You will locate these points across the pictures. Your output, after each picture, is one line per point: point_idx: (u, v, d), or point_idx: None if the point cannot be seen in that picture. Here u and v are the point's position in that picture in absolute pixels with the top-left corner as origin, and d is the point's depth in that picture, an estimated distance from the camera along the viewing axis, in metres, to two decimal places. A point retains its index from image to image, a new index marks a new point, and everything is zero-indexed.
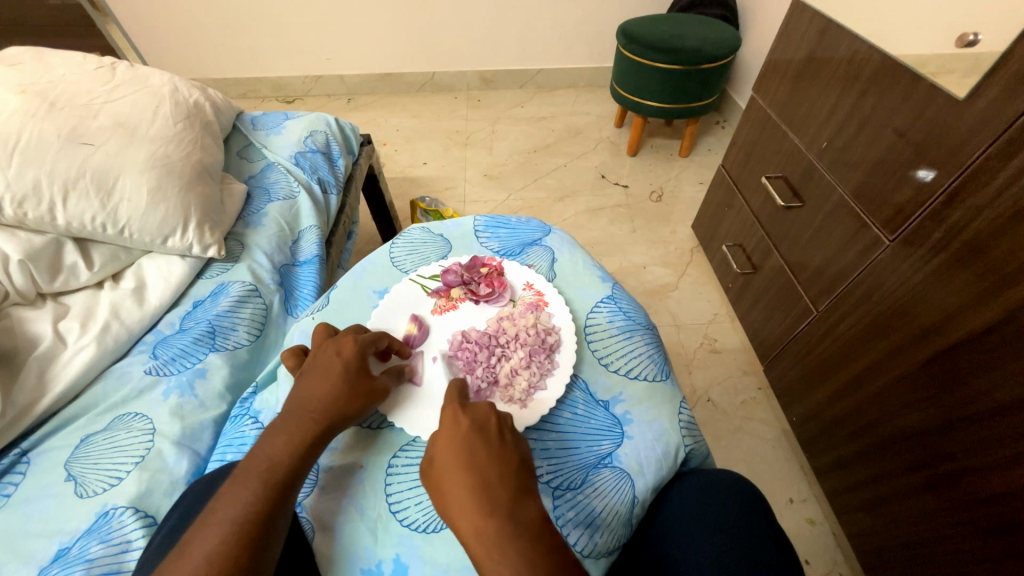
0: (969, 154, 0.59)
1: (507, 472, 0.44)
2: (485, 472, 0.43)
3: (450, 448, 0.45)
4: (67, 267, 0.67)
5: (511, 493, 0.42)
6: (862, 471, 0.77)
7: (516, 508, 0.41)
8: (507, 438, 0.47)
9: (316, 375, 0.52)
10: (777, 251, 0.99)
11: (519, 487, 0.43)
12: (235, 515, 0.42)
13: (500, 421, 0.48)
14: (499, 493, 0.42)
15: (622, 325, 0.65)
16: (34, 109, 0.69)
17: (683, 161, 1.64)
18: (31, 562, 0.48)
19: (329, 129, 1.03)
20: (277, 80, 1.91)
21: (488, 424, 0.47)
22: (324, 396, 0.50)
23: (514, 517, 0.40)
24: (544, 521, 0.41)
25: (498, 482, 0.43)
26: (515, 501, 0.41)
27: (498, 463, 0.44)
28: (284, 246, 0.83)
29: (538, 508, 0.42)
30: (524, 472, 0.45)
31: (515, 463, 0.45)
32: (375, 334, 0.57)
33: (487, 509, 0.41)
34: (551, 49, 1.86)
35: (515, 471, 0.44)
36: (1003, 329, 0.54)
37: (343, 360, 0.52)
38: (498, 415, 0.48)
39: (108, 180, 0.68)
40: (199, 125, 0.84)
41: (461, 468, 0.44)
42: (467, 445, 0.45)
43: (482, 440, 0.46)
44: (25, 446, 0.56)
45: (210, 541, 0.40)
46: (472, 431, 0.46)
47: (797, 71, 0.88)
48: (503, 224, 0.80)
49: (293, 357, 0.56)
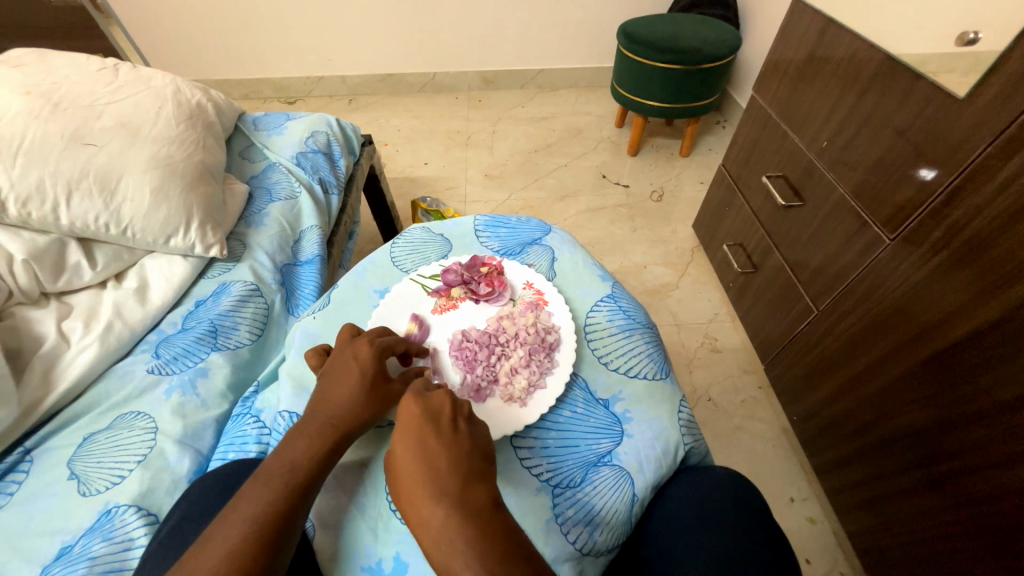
0: (969, 152, 0.59)
1: (457, 460, 0.44)
2: (434, 461, 0.44)
3: (401, 437, 0.46)
4: (70, 267, 0.67)
5: (460, 482, 0.43)
6: (863, 470, 0.77)
7: (465, 497, 0.42)
8: (460, 426, 0.47)
9: (334, 381, 0.52)
10: (777, 250, 0.99)
11: (469, 473, 0.44)
12: (256, 514, 0.42)
13: (453, 408, 0.48)
14: (447, 482, 0.43)
15: (622, 324, 0.65)
16: (38, 110, 0.69)
17: (684, 160, 1.64)
18: (34, 560, 0.49)
19: (331, 130, 1.04)
20: (279, 81, 1.92)
21: (441, 412, 0.47)
22: (347, 402, 0.50)
23: (460, 506, 0.41)
24: (492, 507, 0.42)
25: (447, 470, 0.43)
26: (464, 490, 0.42)
27: (447, 451, 0.44)
28: (285, 246, 0.84)
29: (487, 494, 0.43)
30: (474, 457, 0.45)
31: (467, 449, 0.45)
32: (392, 339, 0.56)
33: (434, 498, 0.42)
34: (552, 50, 1.86)
35: (467, 459, 0.44)
36: (1004, 327, 0.54)
37: (360, 367, 0.52)
38: (453, 402, 0.48)
39: (111, 181, 0.68)
40: (201, 126, 0.84)
41: (411, 457, 0.44)
42: (416, 434, 0.45)
43: (433, 428, 0.46)
44: (28, 445, 0.56)
45: (230, 537, 0.40)
46: (422, 418, 0.46)
47: (797, 71, 0.88)
48: (503, 223, 0.80)
49: (315, 356, 0.56)
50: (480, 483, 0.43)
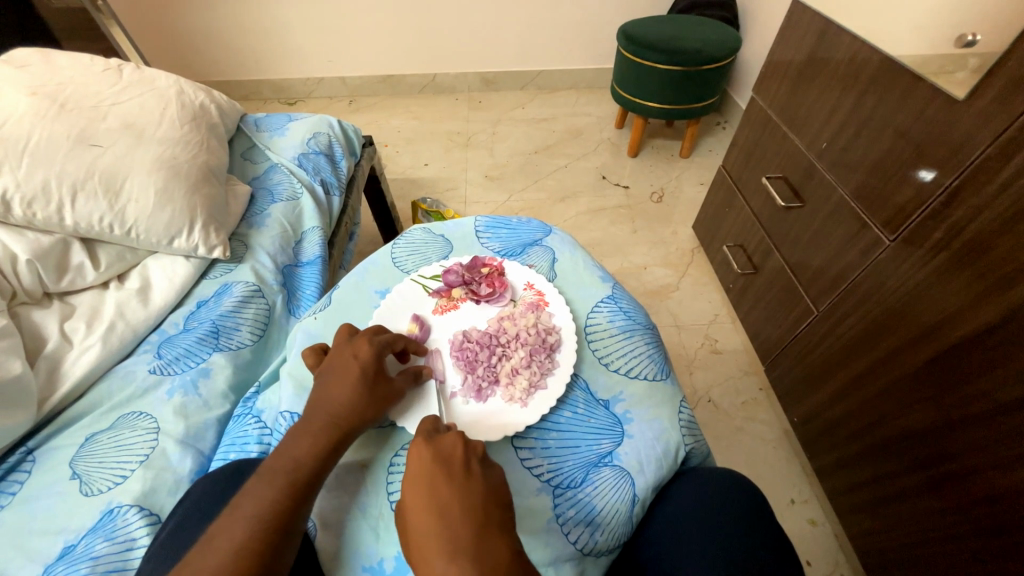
0: (968, 154, 0.59)
1: (472, 510, 0.43)
2: (446, 511, 0.43)
3: (413, 487, 0.45)
4: (74, 267, 0.67)
5: (474, 535, 0.41)
6: (864, 471, 0.77)
7: (482, 554, 0.40)
8: (473, 469, 0.46)
9: (334, 379, 0.52)
10: (777, 252, 0.99)
11: (486, 524, 0.42)
12: (261, 514, 0.42)
13: (466, 451, 0.47)
14: (462, 536, 0.41)
15: (622, 325, 0.66)
16: (44, 110, 0.70)
17: (683, 162, 1.64)
18: (36, 560, 0.49)
19: (332, 131, 1.04)
20: (279, 82, 1.92)
21: (453, 456, 0.47)
22: (347, 401, 0.50)
23: (475, 561, 0.40)
24: (511, 561, 0.41)
25: (462, 523, 0.42)
26: (479, 544, 0.41)
27: (460, 499, 0.44)
28: (286, 247, 0.84)
29: (506, 549, 0.41)
30: (491, 506, 0.44)
31: (483, 496, 0.44)
32: (391, 337, 0.57)
33: (447, 554, 0.41)
34: (552, 51, 1.87)
35: (482, 509, 0.43)
36: (1003, 329, 0.54)
37: (360, 364, 0.52)
38: (465, 444, 0.48)
39: (116, 181, 0.68)
40: (205, 127, 0.85)
41: (424, 509, 0.44)
42: (429, 484, 0.45)
43: (446, 475, 0.45)
44: (31, 445, 0.56)
45: (235, 536, 0.41)
46: (434, 464, 0.46)
47: (796, 73, 0.89)
48: (504, 224, 0.80)
49: (312, 354, 0.55)
50: (498, 536, 0.42)
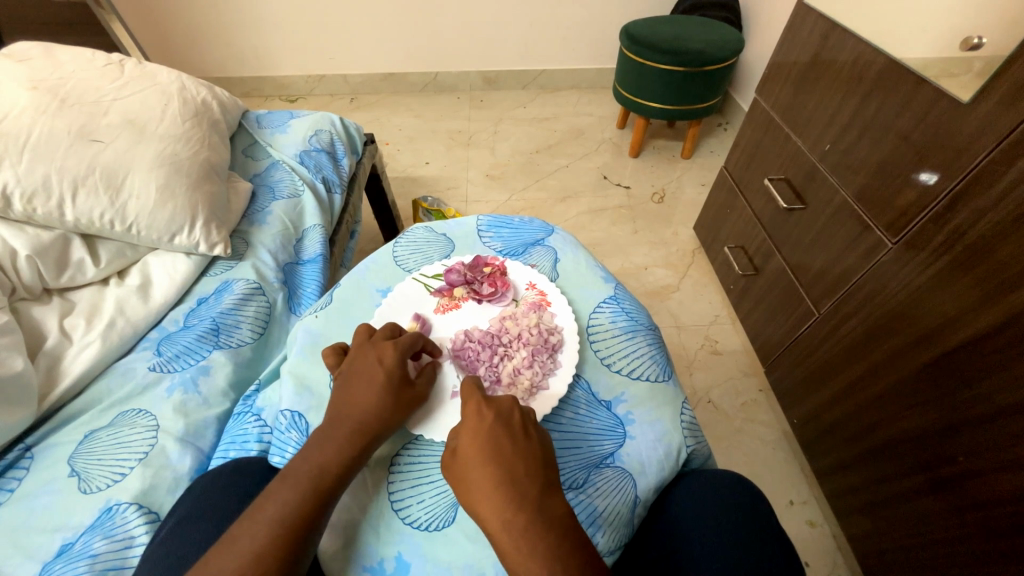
0: (972, 157, 0.59)
1: (533, 469, 0.44)
2: (512, 466, 0.44)
3: (475, 443, 0.46)
4: (74, 263, 0.67)
5: (539, 490, 0.42)
6: (864, 473, 0.77)
7: (544, 508, 0.41)
8: (532, 433, 0.47)
9: (355, 381, 0.52)
10: (778, 253, 0.99)
11: (547, 485, 0.43)
12: (272, 512, 0.42)
13: (523, 415, 0.48)
14: (527, 489, 0.42)
15: (624, 326, 0.65)
16: (44, 105, 0.69)
17: (685, 162, 1.64)
18: (33, 558, 0.49)
19: (334, 129, 1.04)
20: (279, 79, 1.92)
21: (511, 418, 0.48)
22: (367, 403, 0.50)
23: (541, 513, 0.41)
24: (571, 519, 0.42)
25: (526, 478, 0.43)
26: (543, 499, 0.42)
27: (523, 457, 0.45)
28: (287, 245, 0.83)
29: (563, 506, 0.42)
30: (549, 469, 0.45)
31: (541, 459, 0.45)
32: (411, 337, 0.56)
33: (515, 503, 0.41)
34: (554, 51, 1.87)
35: (542, 469, 0.44)
36: (1005, 332, 0.54)
37: (385, 370, 0.52)
38: (521, 409, 0.49)
39: (117, 178, 0.68)
40: (207, 123, 0.84)
41: (487, 461, 0.44)
42: (492, 440, 0.45)
43: (508, 436, 0.46)
44: (30, 442, 0.56)
45: (242, 536, 0.40)
46: (496, 423, 0.47)
47: (799, 74, 0.89)
48: (506, 224, 0.80)
49: (332, 354, 0.56)
50: (556, 495, 0.43)
